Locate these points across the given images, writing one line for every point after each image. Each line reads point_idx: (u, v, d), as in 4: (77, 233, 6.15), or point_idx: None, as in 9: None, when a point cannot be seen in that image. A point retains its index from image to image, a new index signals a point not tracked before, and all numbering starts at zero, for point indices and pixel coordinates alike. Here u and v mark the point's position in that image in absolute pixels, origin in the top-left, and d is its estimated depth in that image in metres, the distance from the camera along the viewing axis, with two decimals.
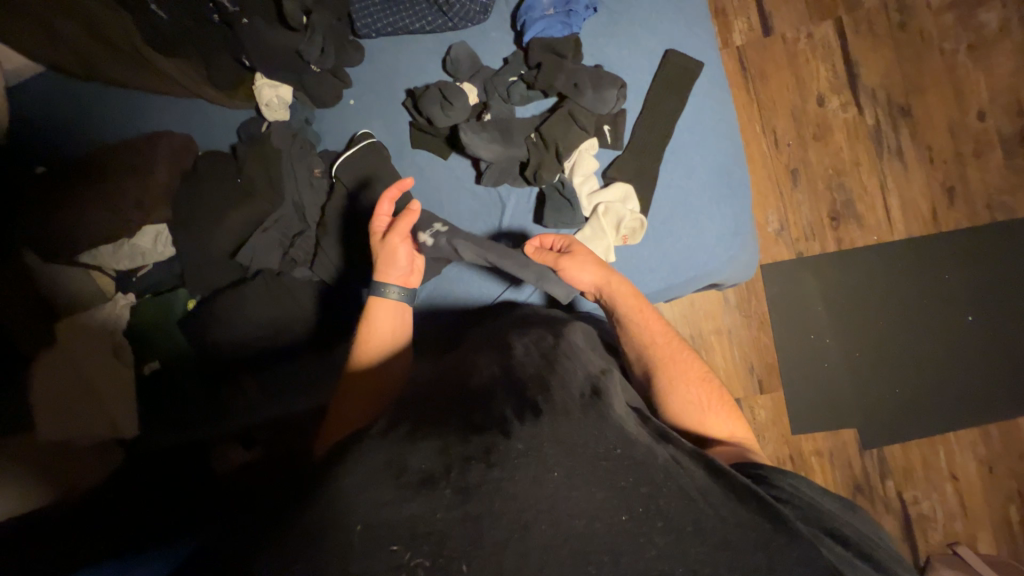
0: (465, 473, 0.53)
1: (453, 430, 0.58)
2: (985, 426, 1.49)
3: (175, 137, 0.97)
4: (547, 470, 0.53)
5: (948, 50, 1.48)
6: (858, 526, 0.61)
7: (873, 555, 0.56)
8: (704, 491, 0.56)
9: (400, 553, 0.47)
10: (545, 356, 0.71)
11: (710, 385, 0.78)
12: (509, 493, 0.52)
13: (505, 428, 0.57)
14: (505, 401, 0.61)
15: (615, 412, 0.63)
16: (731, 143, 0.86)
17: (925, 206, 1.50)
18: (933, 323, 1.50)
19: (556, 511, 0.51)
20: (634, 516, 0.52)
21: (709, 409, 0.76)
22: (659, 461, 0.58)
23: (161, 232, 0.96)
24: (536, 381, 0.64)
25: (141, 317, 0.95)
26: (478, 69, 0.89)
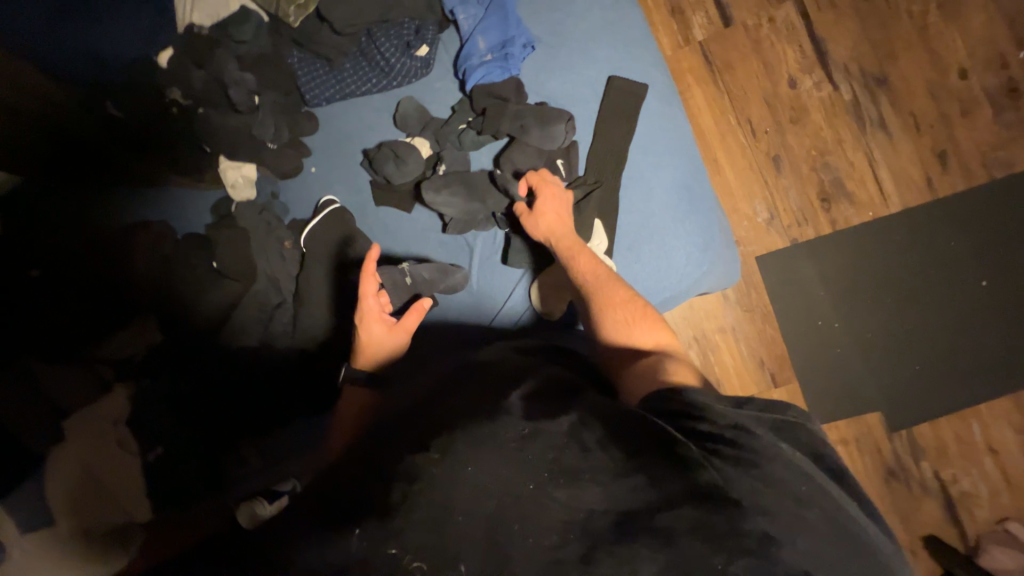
0: (388, 495, 0.51)
1: (370, 455, 0.57)
2: (1016, 392, 1.42)
3: (152, 227, 1.00)
4: (462, 465, 0.53)
5: (917, 11, 1.43)
6: (748, 410, 0.62)
7: (753, 439, 0.58)
8: (597, 438, 0.56)
9: (399, 554, 0.48)
10: (470, 366, 0.72)
11: (637, 305, 0.78)
12: (431, 500, 0.51)
13: (422, 442, 0.55)
14: (419, 413, 0.60)
15: (512, 397, 0.60)
16: (688, 159, 0.84)
17: (918, 173, 1.44)
18: (943, 293, 1.44)
19: (469, 496, 0.51)
20: (541, 481, 0.53)
21: (636, 323, 0.76)
22: (561, 429, 0.56)
23: (149, 320, 0.98)
24: (461, 388, 0.63)
25: (147, 395, 0.97)
26: (427, 121, 0.90)
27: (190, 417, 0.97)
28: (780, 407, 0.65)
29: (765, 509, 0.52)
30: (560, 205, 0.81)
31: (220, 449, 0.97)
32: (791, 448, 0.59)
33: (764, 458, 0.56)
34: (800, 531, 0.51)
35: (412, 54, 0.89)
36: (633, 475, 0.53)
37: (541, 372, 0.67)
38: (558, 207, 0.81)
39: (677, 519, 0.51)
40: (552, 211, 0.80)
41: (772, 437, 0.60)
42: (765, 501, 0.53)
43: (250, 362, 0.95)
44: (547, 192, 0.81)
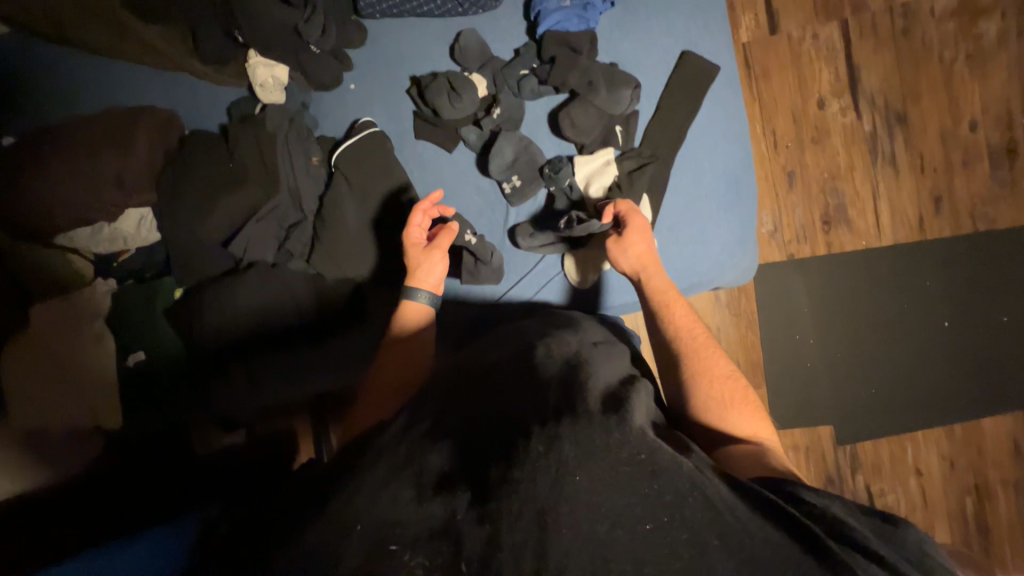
0: (479, 487, 0.55)
1: (473, 437, 0.61)
2: (951, 425, 1.56)
3: (159, 113, 0.91)
4: (567, 475, 0.54)
5: (948, 58, 1.49)
6: (885, 533, 0.55)
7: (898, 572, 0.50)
8: (717, 496, 0.56)
9: (399, 553, 0.50)
10: (565, 363, 0.70)
11: (738, 384, 0.75)
12: (525, 496, 0.53)
13: (526, 432, 0.59)
14: (525, 409, 0.62)
15: (636, 418, 0.63)
16: (740, 149, 0.85)
17: (913, 211, 1.53)
18: (910, 326, 1.55)
19: (576, 503, 0.53)
20: (657, 524, 0.52)
21: (735, 406, 0.73)
22: (682, 469, 0.57)
23: (145, 216, 0.90)
24: (565, 391, 0.64)
25: (130, 297, 0.91)
26: (487, 59, 0.86)
27: (178, 334, 0.91)
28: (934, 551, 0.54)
29: None
30: (642, 243, 0.79)
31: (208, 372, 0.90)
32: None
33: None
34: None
35: None
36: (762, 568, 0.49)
37: (640, 398, 0.69)
38: (638, 239, 0.80)
39: None
40: (636, 243, 0.79)
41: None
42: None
43: (279, 284, 0.88)
44: (634, 223, 0.79)
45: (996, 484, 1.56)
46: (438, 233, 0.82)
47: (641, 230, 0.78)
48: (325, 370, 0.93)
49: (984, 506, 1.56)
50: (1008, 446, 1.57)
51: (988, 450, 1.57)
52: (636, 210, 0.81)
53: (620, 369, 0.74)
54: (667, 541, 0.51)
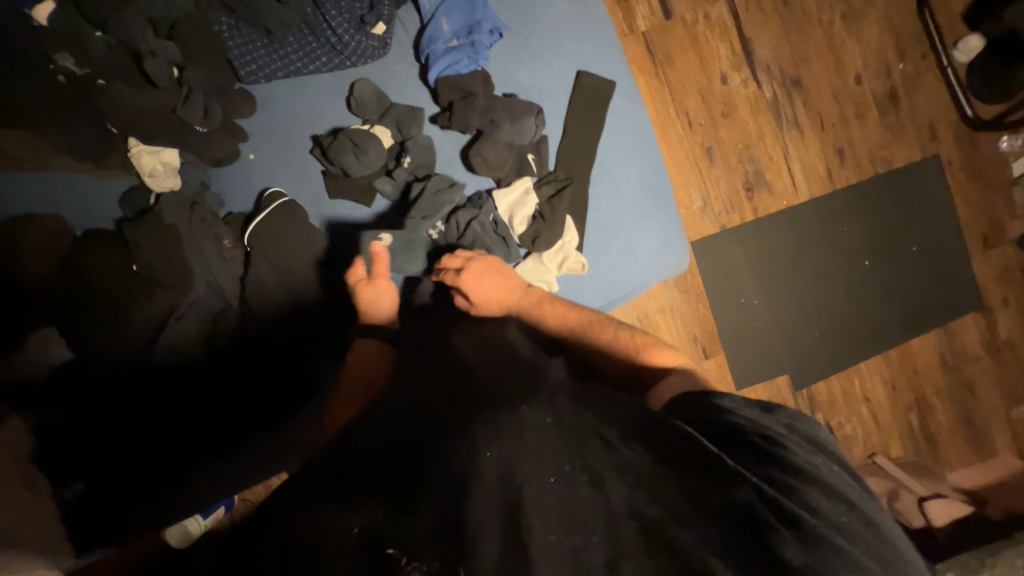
0: (408, 477, 0.61)
1: (404, 435, 0.66)
2: (887, 352, 1.71)
3: (44, 223, 0.82)
4: (480, 451, 0.60)
5: (826, 20, 1.61)
6: (762, 421, 0.73)
7: (780, 454, 0.67)
8: (621, 433, 0.65)
9: (396, 556, 0.52)
10: (484, 347, 0.77)
11: (639, 340, 0.88)
12: (444, 480, 0.59)
13: (454, 423, 0.65)
14: (447, 403, 0.69)
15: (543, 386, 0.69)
16: (651, 157, 0.91)
17: (822, 166, 1.65)
18: (838, 271, 1.68)
19: (495, 491, 0.57)
20: (562, 475, 0.59)
21: (642, 351, 0.87)
22: (586, 419, 0.65)
23: (51, 335, 0.81)
24: (477, 374, 0.72)
25: (56, 426, 0.82)
26: (387, 107, 0.86)
27: (110, 444, 0.82)
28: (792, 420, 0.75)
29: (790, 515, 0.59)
30: (495, 287, 0.85)
31: (161, 489, 0.82)
32: (822, 465, 0.68)
33: (792, 475, 0.64)
34: (832, 553, 0.56)
35: (369, 32, 0.84)
36: (699, 493, 0.59)
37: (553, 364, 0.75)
38: (494, 282, 0.86)
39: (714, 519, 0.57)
40: (491, 292, 0.85)
41: (801, 454, 0.68)
42: (802, 523, 0.58)
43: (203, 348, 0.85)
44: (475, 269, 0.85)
45: (931, 396, 1.73)
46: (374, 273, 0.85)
47: (477, 271, 0.84)
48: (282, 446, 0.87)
49: (925, 417, 1.73)
50: (935, 360, 1.74)
51: (921, 367, 1.73)
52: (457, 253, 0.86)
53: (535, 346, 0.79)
54: (574, 490, 0.58)
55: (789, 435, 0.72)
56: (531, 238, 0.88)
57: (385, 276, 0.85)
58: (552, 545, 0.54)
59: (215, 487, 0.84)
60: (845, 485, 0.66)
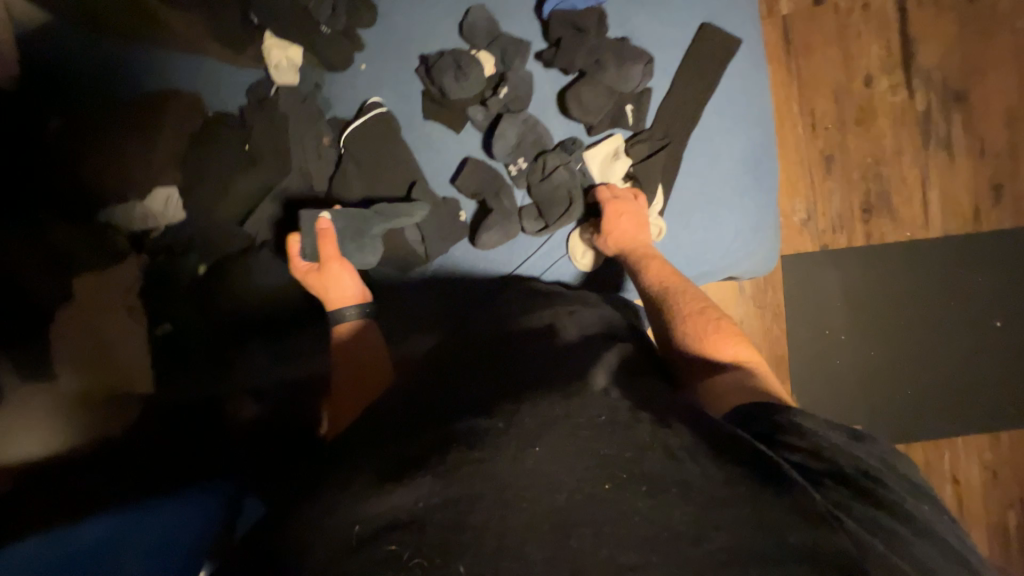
0: (444, 458, 0.50)
1: (430, 413, 0.58)
2: (996, 433, 1.45)
3: (184, 98, 0.94)
4: (528, 446, 0.50)
5: (1020, 30, 1.35)
6: (863, 453, 0.55)
7: (881, 494, 0.51)
8: (683, 445, 0.51)
9: (398, 552, 0.45)
10: (531, 337, 0.72)
11: (710, 317, 0.78)
12: (488, 473, 0.49)
13: (485, 409, 0.57)
14: (479, 386, 0.62)
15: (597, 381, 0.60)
16: (760, 131, 0.88)
17: (968, 200, 1.40)
18: (957, 326, 1.43)
19: (542, 493, 0.47)
20: (617, 484, 0.48)
21: (713, 338, 0.75)
22: (642, 423, 0.53)
23: (172, 194, 0.93)
24: (517, 361, 0.67)
25: (159, 272, 0.96)
26: (496, 36, 0.88)
27: (196, 299, 0.96)
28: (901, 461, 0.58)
29: None
30: (632, 219, 0.84)
31: (229, 346, 0.97)
32: (935, 517, 0.51)
33: (895, 521, 0.49)
34: None
35: None
36: (796, 546, 0.44)
37: (606, 355, 0.68)
38: (630, 218, 0.84)
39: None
40: (627, 226, 0.84)
41: (908, 501, 0.51)
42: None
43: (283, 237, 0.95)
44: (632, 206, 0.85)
45: None
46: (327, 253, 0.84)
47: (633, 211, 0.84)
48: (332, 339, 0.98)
49: None
50: None
51: None
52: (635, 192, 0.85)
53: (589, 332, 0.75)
54: (627, 499, 0.47)
55: (899, 478, 0.54)
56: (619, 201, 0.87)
57: (336, 257, 0.84)
58: (602, 557, 0.44)
59: (268, 357, 0.98)
60: (979, 559, 0.49)
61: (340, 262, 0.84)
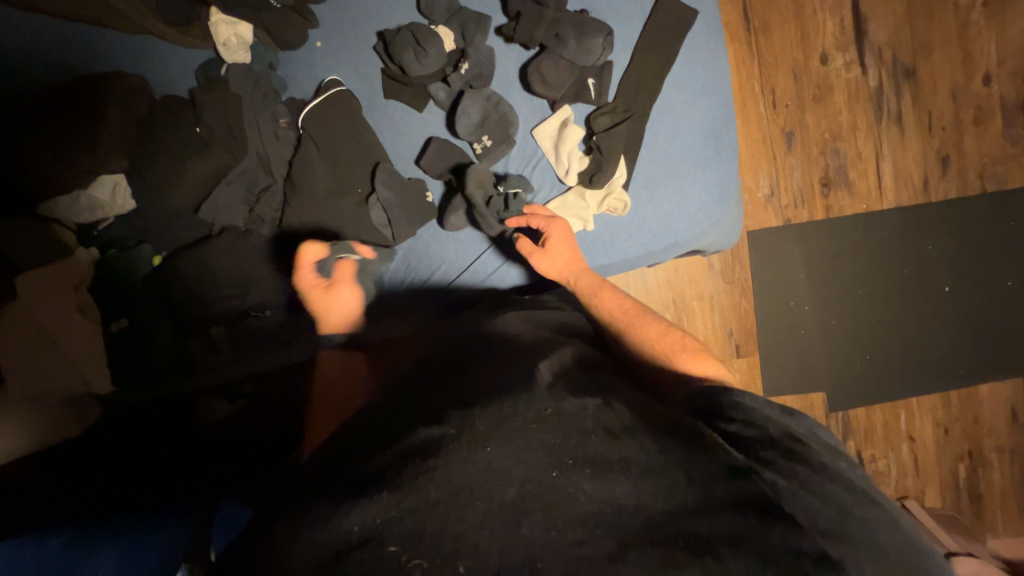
0: (401, 470, 0.50)
1: (384, 425, 0.58)
2: (946, 392, 1.54)
3: (128, 79, 0.89)
4: (478, 448, 0.51)
5: (963, 6, 1.41)
6: (790, 423, 0.61)
7: (804, 453, 0.56)
8: (622, 426, 0.55)
9: (398, 554, 0.43)
10: (486, 346, 0.72)
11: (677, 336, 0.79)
12: (444, 479, 0.48)
13: (437, 417, 0.56)
14: (433, 396, 0.61)
15: (544, 377, 0.61)
16: (720, 103, 0.89)
17: (917, 173, 1.47)
18: (910, 292, 1.51)
19: (490, 481, 0.48)
20: (563, 469, 0.50)
21: (684, 354, 0.76)
22: (586, 413, 0.56)
23: (119, 183, 0.90)
24: (475, 366, 0.66)
25: (109, 268, 0.92)
26: (454, 11, 0.87)
27: (149, 293, 0.92)
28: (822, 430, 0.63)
29: (830, 532, 0.47)
30: (565, 247, 0.84)
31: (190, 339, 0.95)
32: (850, 469, 0.56)
33: (821, 474, 0.54)
34: (874, 558, 0.46)
35: None
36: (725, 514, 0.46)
37: (560, 351, 0.69)
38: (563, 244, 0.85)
39: (726, 524, 0.46)
40: (561, 253, 0.84)
41: (826, 458, 0.56)
42: (828, 520, 0.48)
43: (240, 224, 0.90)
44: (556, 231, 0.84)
45: (989, 450, 1.55)
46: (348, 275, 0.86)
47: (559, 238, 0.84)
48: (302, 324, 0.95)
49: (976, 472, 1.55)
50: (1003, 412, 1.54)
51: (984, 417, 1.54)
52: (554, 218, 0.86)
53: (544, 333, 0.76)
54: (570, 482, 0.49)
55: (815, 437, 0.60)
56: (587, 177, 0.87)
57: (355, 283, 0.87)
58: (555, 538, 0.44)
59: (235, 351, 0.96)
60: (888, 501, 0.54)
61: (355, 288, 0.87)
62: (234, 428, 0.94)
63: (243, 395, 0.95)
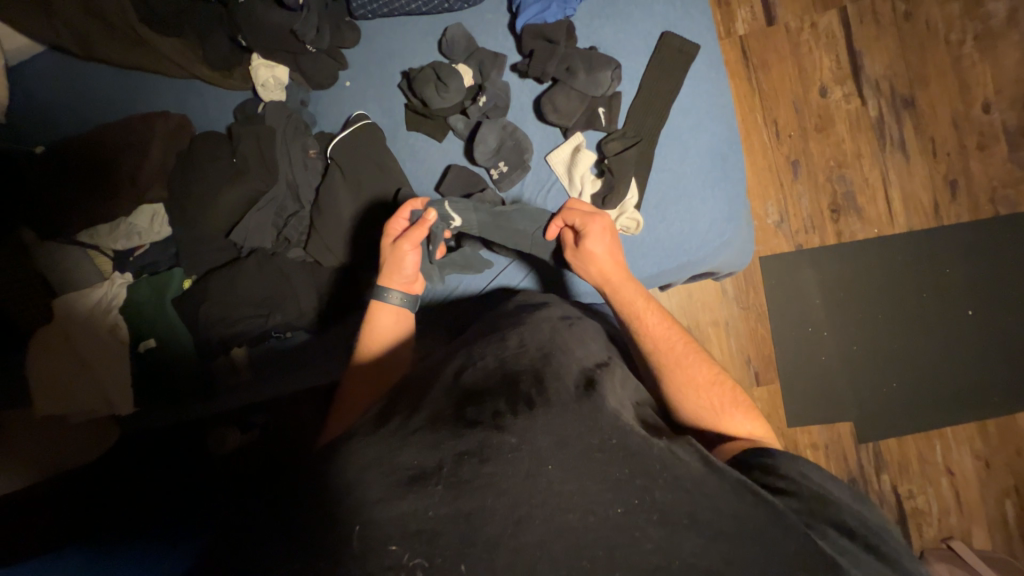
0: (458, 469, 0.51)
1: (441, 424, 0.55)
2: (983, 422, 1.47)
3: (172, 118, 0.97)
4: (542, 465, 0.51)
5: (955, 40, 1.47)
6: (861, 513, 0.57)
7: (876, 546, 0.53)
8: (691, 477, 0.53)
9: (399, 554, 0.47)
10: (538, 350, 0.66)
11: (723, 387, 0.76)
12: (501, 487, 0.50)
13: (499, 422, 0.55)
14: (496, 396, 0.58)
15: (609, 403, 0.59)
16: (725, 128, 0.93)
17: (926, 197, 1.48)
18: (933, 317, 1.48)
19: (550, 505, 0.49)
20: (630, 508, 0.50)
21: (725, 411, 0.74)
22: (654, 450, 0.55)
23: (157, 211, 0.96)
24: (528, 373, 0.61)
25: (144, 290, 0.96)
26: (472, 51, 0.94)
27: (177, 311, 0.95)
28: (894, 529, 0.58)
29: None
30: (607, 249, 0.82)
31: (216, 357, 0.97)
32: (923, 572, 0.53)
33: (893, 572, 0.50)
34: None
35: None
36: (791, 572, 0.47)
37: (612, 375, 0.68)
38: (604, 247, 0.84)
39: None
40: (599, 254, 0.82)
41: (909, 561, 0.53)
42: None
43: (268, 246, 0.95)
44: (596, 229, 0.83)
45: None
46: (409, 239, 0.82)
47: (597, 237, 0.82)
48: (331, 346, 0.99)
49: None
50: None
51: None
52: (594, 214, 0.83)
53: (594, 354, 0.71)
54: (637, 525, 0.49)
55: (885, 530, 0.56)
56: (600, 198, 0.90)
57: (415, 250, 0.83)
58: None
59: (256, 373, 1.00)
60: None
61: (413, 255, 0.82)
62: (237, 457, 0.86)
63: (254, 426, 0.91)
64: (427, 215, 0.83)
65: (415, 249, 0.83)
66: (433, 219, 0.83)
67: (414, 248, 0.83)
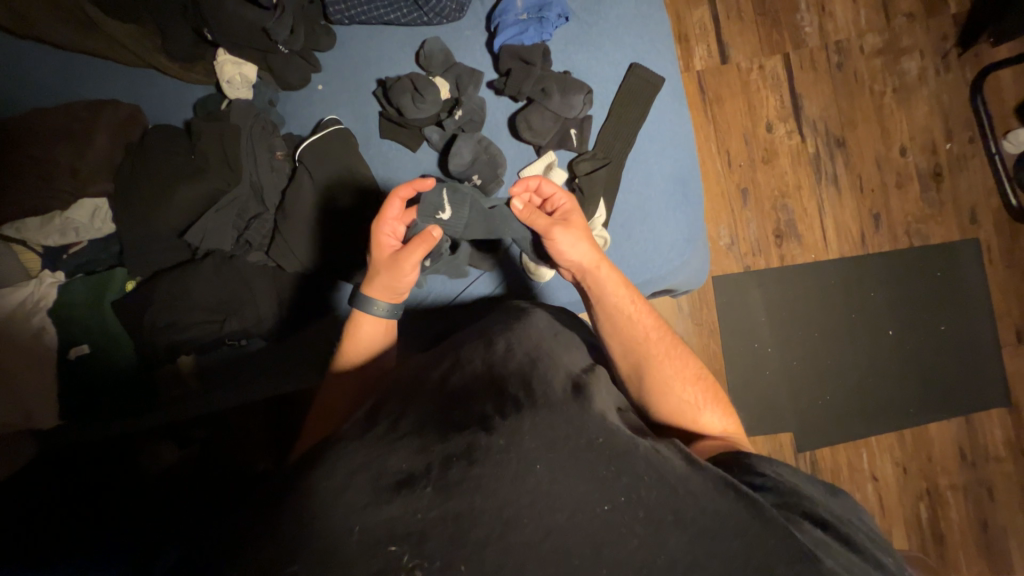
0: (446, 471, 0.51)
1: (428, 429, 0.56)
2: (901, 432, 1.62)
3: (122, 109, 0.91)
4: (530, 464, 0.52)
5: (878, 91, 1.67)
6: (833, 508, 0.60)
7: (848, 537, 0.55)
8: (677, 475, 0.55)
9: (398, 554, 0.46)
10: (525, 356, 0.68)
11: (706, 385, 0.81)
12: (490, 488, 0.50)
13: (488, 424, 0.56)
14: (484, 399, 0.60)
15: (597, 404, 0.62)
16: (687, 155, 0.99)
17: (855, 228, 1.65)
18: (860, 336, 1.63)
19: (540, 504, 0.50)
20: (616, 505, 0.51)
21: (704, 406, 0.79)
22: (639, 450, 0.56)
23: (100, 207, 0.88)
24: (511, 380, 0.63)
25: (81, 291, 0.88)
26: (450, 65, 0.96)
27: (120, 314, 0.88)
28: (861, 513, 0.63)
29: None
30: (589, 241, 0.82)
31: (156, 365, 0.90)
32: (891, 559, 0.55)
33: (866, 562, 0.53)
34: None
35: None
36: (770, 566, 0.47)
37: (598, 379, 0.70)
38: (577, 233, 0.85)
39: None
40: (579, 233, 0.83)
41: (871, 547, 0.56)
42: None
43: (228, 248, 0.90)
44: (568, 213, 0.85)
45: (946, 489, 1.61)
46: (407, 255, 0.77)
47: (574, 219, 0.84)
48: (291, 358, 0.95)
49: (937, 512, 1.60)
50: (954, 451, 1.63)
51: (937, 456, 1.63)
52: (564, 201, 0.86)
53: (579, 360, 0.75)
54: (623, 523, 0.50)
55: (856, 522, 0.60)
56: None
57: (412, 267, 0.78)
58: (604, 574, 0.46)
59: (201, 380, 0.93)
60: None
61: (409, 271, 0.78)
62: (175, 474, 0.85)
63: (196, 440, 0.89)
64: (430, 232, 0.79)
65: (413, 265, 0.78)
66: (436, 238, 0.79)
67: (410, 265, 0.78)
